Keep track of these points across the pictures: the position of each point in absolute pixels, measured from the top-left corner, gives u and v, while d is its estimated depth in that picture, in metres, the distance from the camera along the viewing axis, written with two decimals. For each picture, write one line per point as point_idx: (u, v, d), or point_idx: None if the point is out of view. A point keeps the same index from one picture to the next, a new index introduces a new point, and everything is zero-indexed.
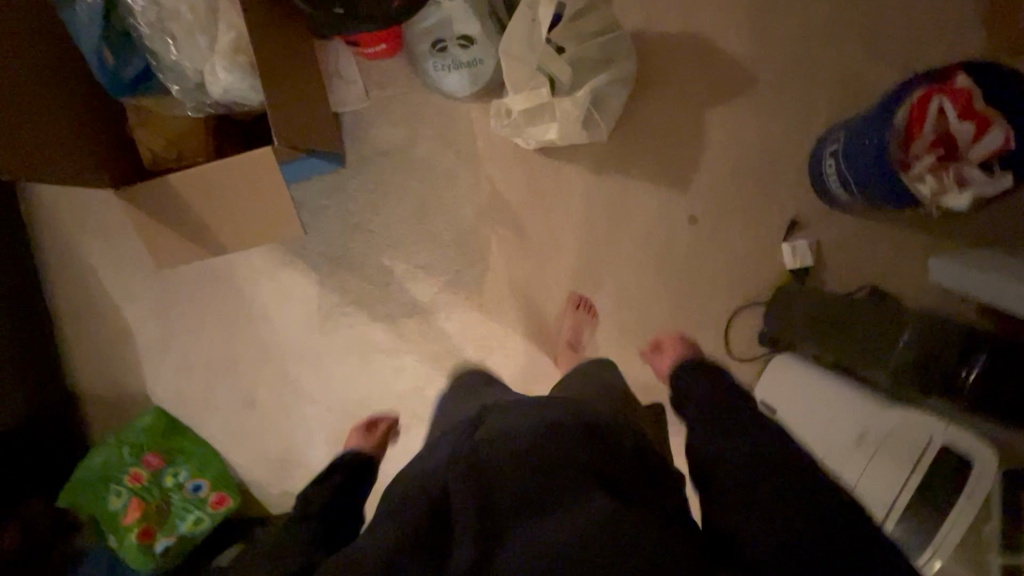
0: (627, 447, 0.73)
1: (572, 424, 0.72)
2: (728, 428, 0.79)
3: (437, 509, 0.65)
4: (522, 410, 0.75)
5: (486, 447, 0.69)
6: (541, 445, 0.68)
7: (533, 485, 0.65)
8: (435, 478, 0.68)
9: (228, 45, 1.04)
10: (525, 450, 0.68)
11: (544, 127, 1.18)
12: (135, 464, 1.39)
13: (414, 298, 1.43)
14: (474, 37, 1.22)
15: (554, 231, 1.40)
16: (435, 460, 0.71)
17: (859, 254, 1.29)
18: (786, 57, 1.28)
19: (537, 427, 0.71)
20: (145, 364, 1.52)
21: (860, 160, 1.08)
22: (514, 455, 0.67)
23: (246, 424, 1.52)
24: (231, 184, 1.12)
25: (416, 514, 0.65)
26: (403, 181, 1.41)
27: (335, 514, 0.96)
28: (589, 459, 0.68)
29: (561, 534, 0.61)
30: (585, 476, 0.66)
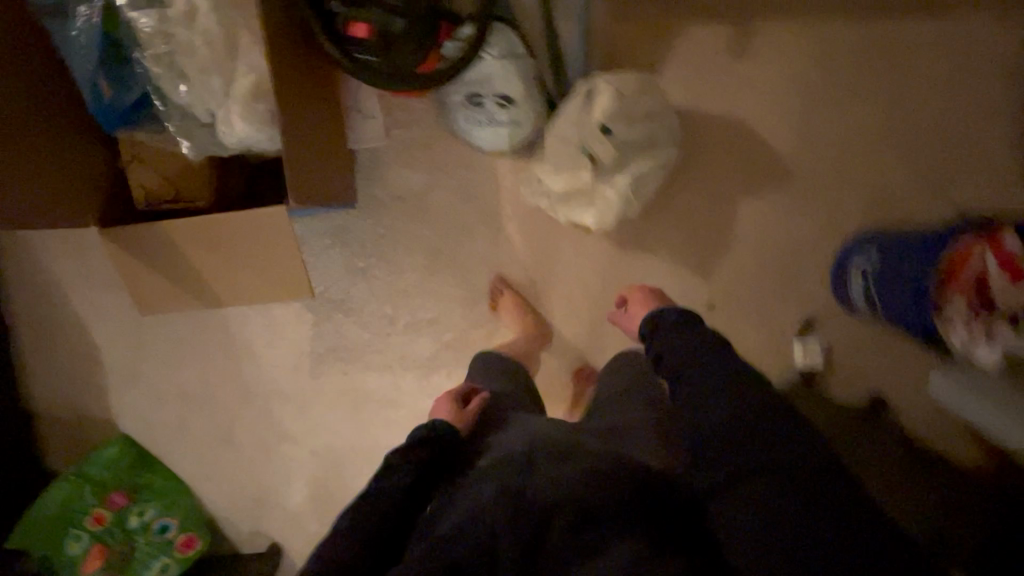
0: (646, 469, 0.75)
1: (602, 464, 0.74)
2: (719, 404, 0.69)
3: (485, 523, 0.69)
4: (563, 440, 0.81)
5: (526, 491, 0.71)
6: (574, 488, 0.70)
7: (568, 512, 0.69)
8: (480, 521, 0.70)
9: (246, 89, 0.93)
10: (573, 494, 0.70)
11: (582, 209, 1.12)
12: (96, 505, 1.29)
13: (415, 351, 1.37)
14: (515, 99, 1.12)
15: (568, 300, 1.35)
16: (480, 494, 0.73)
17: (869, 362, 1.29)
18: (827, 154, 1.24)
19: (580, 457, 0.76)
20: (113, 387, 1.41)
21: (891, 286, 1.09)
22: (553, 496, 0.70)
23: (220, 459, 1.44)
24: (234, 241, 1.02)
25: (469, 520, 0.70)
26: (415, 230, 1.32)
27: (414, 503, 0.78)
28: (628, 493, 0.70)
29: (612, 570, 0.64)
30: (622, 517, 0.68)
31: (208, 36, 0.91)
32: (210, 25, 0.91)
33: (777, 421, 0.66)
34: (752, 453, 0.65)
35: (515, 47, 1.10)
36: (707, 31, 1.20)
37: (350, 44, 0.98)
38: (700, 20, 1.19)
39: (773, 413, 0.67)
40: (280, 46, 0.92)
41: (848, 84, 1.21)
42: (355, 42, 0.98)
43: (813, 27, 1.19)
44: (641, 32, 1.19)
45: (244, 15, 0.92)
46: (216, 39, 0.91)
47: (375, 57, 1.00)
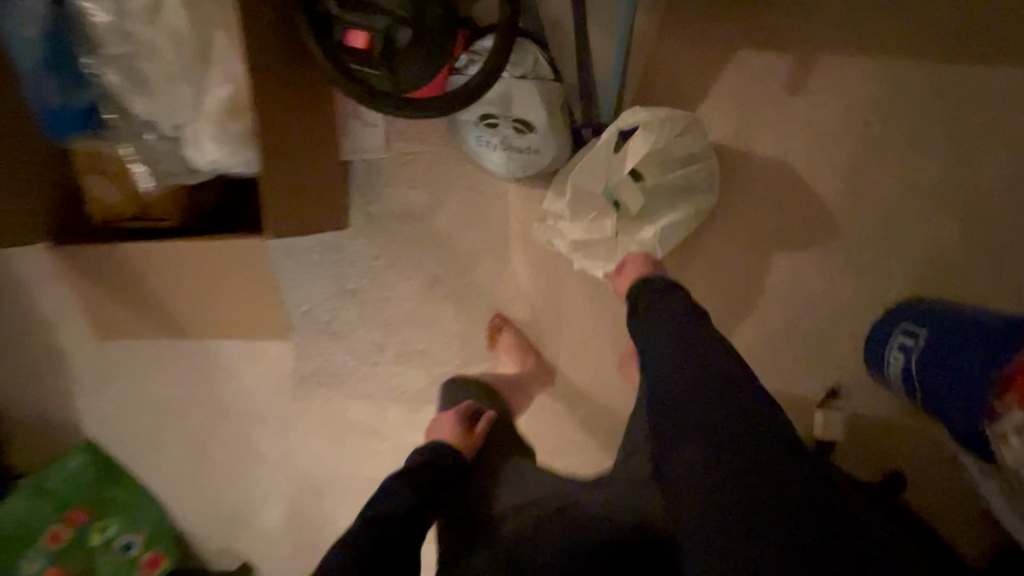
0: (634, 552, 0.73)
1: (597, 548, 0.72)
2: (690, 373, 0.69)
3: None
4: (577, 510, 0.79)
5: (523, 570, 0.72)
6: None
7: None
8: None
9: (220, 104, 0.79)
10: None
11: (597, 258, 0.99)
12: (57, 521, 1.21)
13: (404, 383, 1.26)
14: (534, 125, 0.98)
15: (575, 345, 1.22)
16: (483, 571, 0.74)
17: (896, 442, 1.18)
18: (882, 211, 1.10)
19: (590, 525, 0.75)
20: (78, 392, 1.31)
21: (942, 378, 0.95)
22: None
23: (191, 474, 1.35)
24: (209, 270, 0.90)
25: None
26: (413, 254, 1.19)
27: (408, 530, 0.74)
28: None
29: None
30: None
31: (178, 37, 0.76)
32: (180, 24, 0.76)
33: (743, 392, 0.66)
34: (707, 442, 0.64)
35: (540, 65, 0.95)
36: (763, 59, 1.04)
37: (347, 56, 0.83)
38: (757, 46, 1.03)
39: (739, 384, 0.67)
40: (263, 56, 0.78)
41: (917, 134, 1.06)
42: (353, 54, 0.83)
43: (885, 63, 1.03)
44: (687, 55, 1.03)
45: (220, 13, 0.77)
46: (186, 42, 0.77)
47: (376, 71, 0.84)
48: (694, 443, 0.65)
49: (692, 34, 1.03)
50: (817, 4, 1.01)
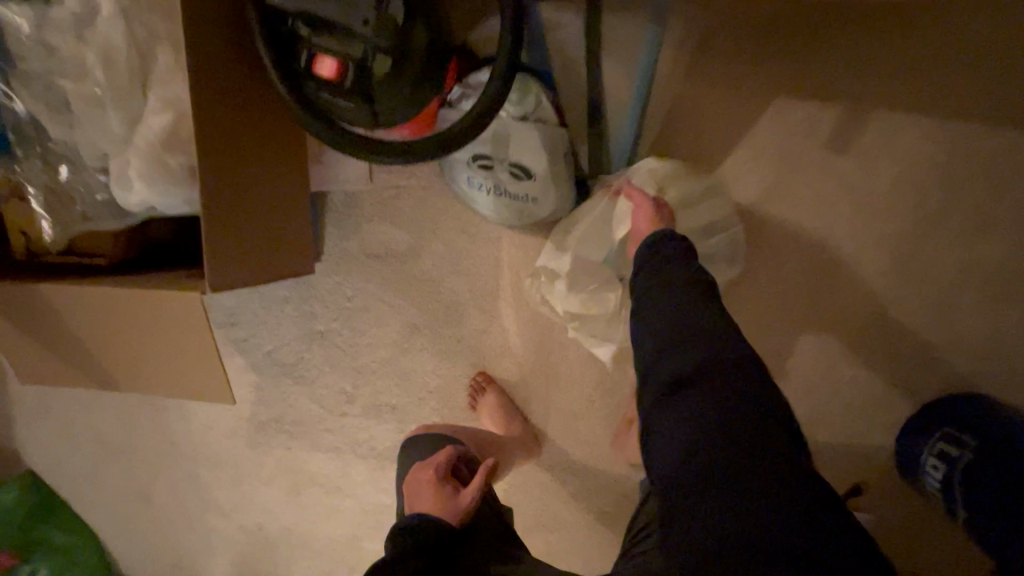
0: None
1: None
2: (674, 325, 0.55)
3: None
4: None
5: None
6: None
7: None
8: None
9: (155, 133, 0.66)
10: None
11: (596, 331, 0.89)
12: None
13: (373, 437, 1.13)
14: (534, 170, 0.84)
15: (567, 412, 1.08)
16: None
17: (929, 554, 1.02)
18: (929, 290, 0.95)
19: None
20: (21, 417, 1.20)
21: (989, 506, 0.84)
22: None
23: (136, 515, 1.23)
24: (143, 323, 0.78)
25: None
26: (391, 297, 1.06)
27: None
28: None
29: None
30: None
31: (109, 52, 0.64)
32: (112, 38, 0.64)
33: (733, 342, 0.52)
34: (715, 416, 0.47)
35: (544, 107, 0.83)
36: (804, 108, 0.89)
37: (313, 83, 0.70)
38: (798, 92, 0.89)
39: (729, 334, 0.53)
40: (208, 77, 0.65)
41: (980, 208, 0.91)
42: (321, 81, 0.70)
43: (951, 125, 0.88)
44: (715, 99, 0.90)
45: (163, 27, 0.64)
46: (119, 58, 0.64)
47: (348, 102, 0.71)
48: (706, 411, 0.48)
49: (725, 78, 0.89)
50: (874, 51, 0.87)
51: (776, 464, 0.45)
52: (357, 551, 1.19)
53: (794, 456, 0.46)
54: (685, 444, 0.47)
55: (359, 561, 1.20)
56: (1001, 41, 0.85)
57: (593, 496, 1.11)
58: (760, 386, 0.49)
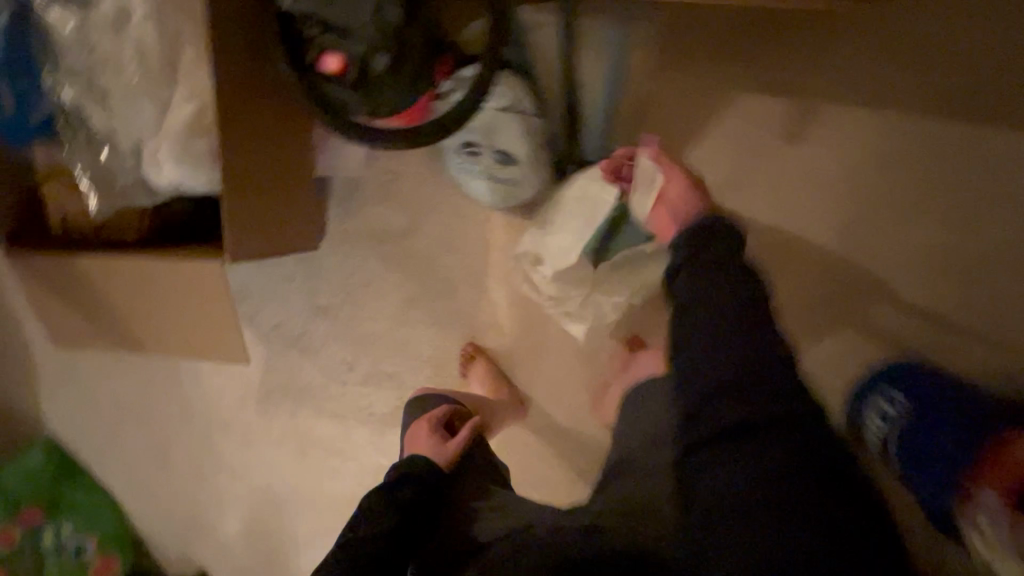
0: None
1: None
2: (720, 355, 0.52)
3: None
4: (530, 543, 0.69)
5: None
6: None
7: None
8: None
9: (182, 121, 0.75)
10: None
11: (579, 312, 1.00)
12: (7, 517, 1.19)
13: (372, 404, 1.23)
14: (516, 156, 0.94)
15: (550, 379, 1.19)
16: None
17: None
18: None
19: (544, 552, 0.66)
20: (45, 387, 1.29)
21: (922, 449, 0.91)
22: None
23: (151, 478, 1.33)
24: (167, 292, 0.87)
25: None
26: (388, 274, 1.16)
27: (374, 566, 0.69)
28: None
29: None
30: None
31: (141, 50, 0.73)
32: (143, 38, 0.73)
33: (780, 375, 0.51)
34: (762, 451, 0.48)
35: (524, 99, 0.92)
36: (762, 102, 0.99)
37: (320, 77, 0.79)
38: (756, 87, 0.98)
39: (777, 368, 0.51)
40: (228, 72, 0.74)
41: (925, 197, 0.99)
42: (327, 76, 0.79)
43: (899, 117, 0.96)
44: (682, 93, 0.99)
45: (189, 28, 0.74)
46: (150, 55, 0.73)
47: (351, 95, 0.81)
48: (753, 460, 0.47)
49: (691, 73, 0.98)
50: (824, 50, 0.96)
51: (824, 495, 0.46)
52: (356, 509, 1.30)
53: (840, 495, 0.46)
54: (737, 480, 0.47)
55: None
56: (944, 39, 0.93)
57: (573, 456, 1.22)
58: (802, 415, 0.49)
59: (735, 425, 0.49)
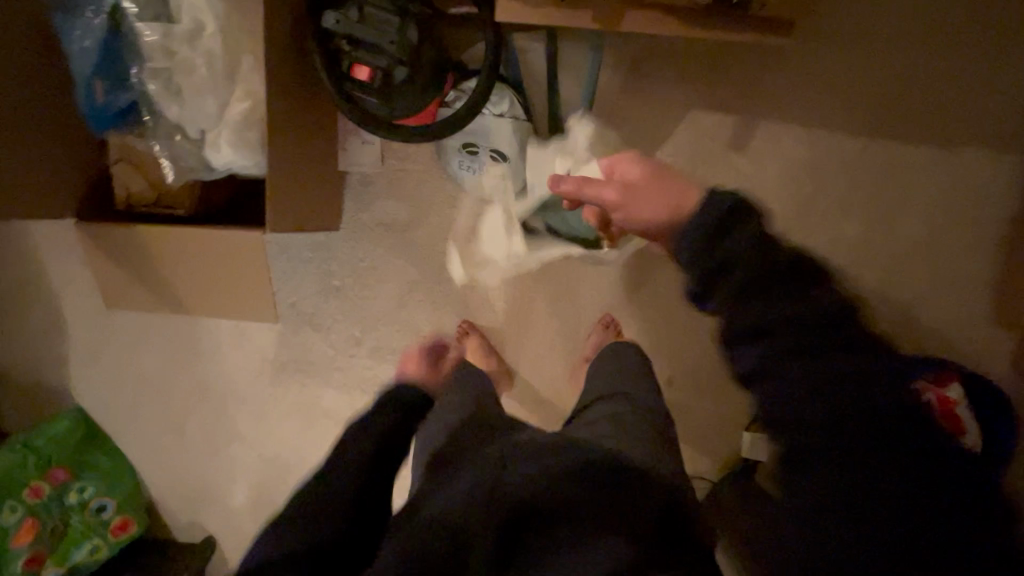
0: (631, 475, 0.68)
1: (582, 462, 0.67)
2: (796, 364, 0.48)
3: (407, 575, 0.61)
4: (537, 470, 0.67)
5: (507, 474, 0.66)
6: (555, 483, 0.64)
7: (538, 509, 0.63)
8: (448, 509, 0.65)
9: (239, 114, 0.94)
10: (540, 482, 0.65)
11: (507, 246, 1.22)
12: (37, 477, 1.28)
13: (376, 376, 1.38)
14: (508, 154, 1.14)
15: (534, 353, 1.35)
16: (466, 489, 0.66)
17: None
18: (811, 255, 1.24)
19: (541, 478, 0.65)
20: (75, 360, 1.42)
21: None
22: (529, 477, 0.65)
23: (168, 447, 1.45)
24: (212, 258, 1.04)
25: (399, 565, 0.62)
26: (395, 259, 1.33)
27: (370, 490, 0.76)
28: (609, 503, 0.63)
29: None
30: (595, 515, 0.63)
31: (210, 58, 0.91)
32: (211, 49, 0.91)
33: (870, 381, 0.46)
34: (906, 486, 0.42)
35: (517, 107, 1.12)
36: (712, 116, 1.20)
37: (350, 83, 0.99)
38: (707, 104, 1.19)
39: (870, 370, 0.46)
40: (279, 75, 0.93)
41: (846, 195, 1.21)
42: (357, 82, 0.99)
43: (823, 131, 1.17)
44: (647, 107, 1.19)
45: (247, 41, 0.92)
46: (217, 62, 0.92)
47: (375, 99, 1.00)
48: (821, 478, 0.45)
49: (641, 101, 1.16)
50: (763, 75, 1.17)
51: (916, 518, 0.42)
52: None
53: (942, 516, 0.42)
54: (812, 495, 0.45)
55: None
56: (852, 70, 1.17)
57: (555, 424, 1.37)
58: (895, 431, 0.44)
59: (865, 465, 0.44)
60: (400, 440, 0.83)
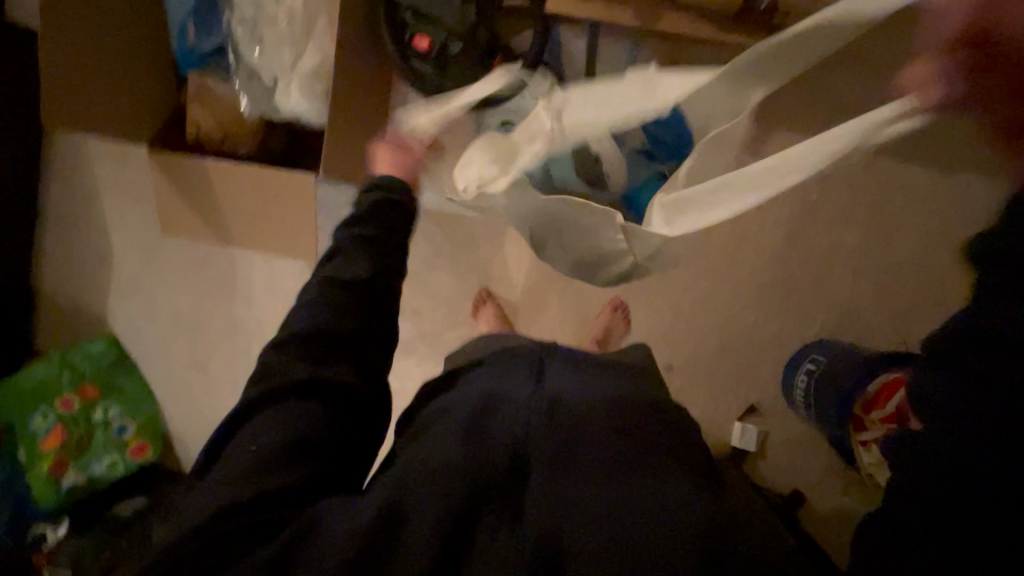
0: (666, 427, 0.72)
1: (620, 404, 0.72)
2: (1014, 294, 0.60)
3: (470, 473, 0.61)
4: (588, 396, 0.71)
5: (561, 401, 0.69)
6: (599, 416, 0.68)
7: (597, 431, 0.66)
8: (508, 421, 0.66)
9: (309, 67, 1.05)
10: (591, 414, 0.68)
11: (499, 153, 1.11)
12: (69, 391, 1.39)
13: None
14: None
15: (544, 325, 1.44)
16: (520, 402, 0.69)
17: (790, 467, 1.35)
18: (814, 260, 1.31)
19: (596, 405, 0.70)
20: (112, 289, 1.50)
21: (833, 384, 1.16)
22: (585, 405, 0.69)
23: (187, 383, 1.51)
24: (263, 197, 1.14)
25: (457, 471, 0.60)
26: (425, 224, 1.42)
27: (337, 436, 0.67)
28: (654, 441, 0.68)
29: (628, 507, 0.60)
30: (639, 449, 0.66)
31: (291, 15, 1.03)
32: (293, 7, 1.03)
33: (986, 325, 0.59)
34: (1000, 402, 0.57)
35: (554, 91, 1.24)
36: None
37: (411, 52, 1.11)
38: None
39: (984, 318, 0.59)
40: (351, 37, 1.04)
41: (849, 208, 1.29)
42: (417, 52, 1.11)
43: None
44: None
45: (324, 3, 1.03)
46: (296, 19, 1.03)
47: (430, 69, 1.12)
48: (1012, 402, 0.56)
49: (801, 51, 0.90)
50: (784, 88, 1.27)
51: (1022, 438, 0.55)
52: None
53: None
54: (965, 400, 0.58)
55: None
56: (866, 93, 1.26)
57: None
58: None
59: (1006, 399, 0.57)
60: (372, 338, 0.74)
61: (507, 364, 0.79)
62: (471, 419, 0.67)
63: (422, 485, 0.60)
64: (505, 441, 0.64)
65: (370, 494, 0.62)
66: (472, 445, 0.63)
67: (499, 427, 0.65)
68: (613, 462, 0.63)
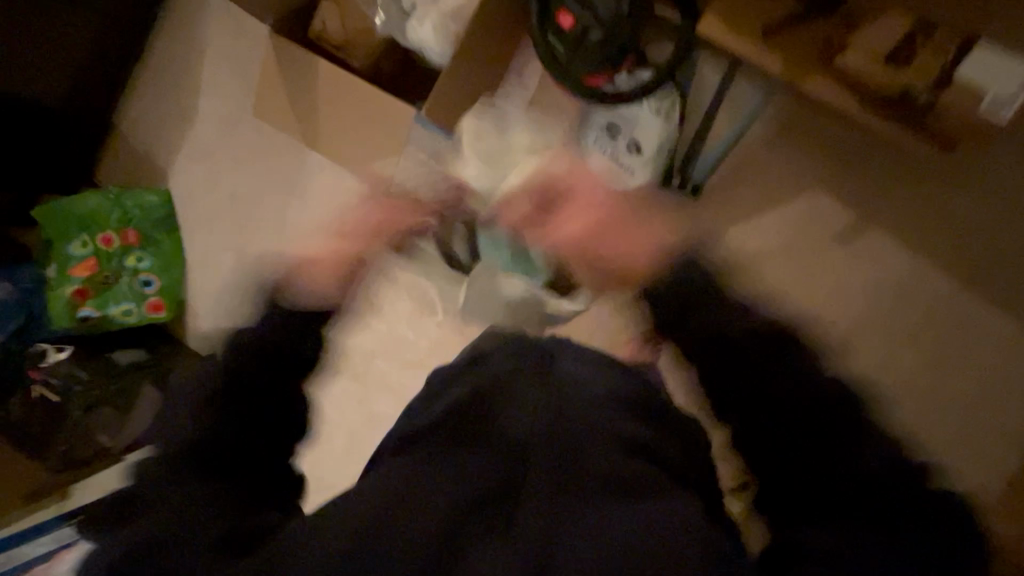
0: (604, 429, 0.68)
1: (546, 416, 0.67)
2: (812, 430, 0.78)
3: (382, 533, 0.57)
4: (510, 418, 0.67)
5: (477, 425, 0.67)
6: (515, 442, 0.65)
7: (514, 462, 0.63)
8: (421, 457, 0.65)
9: (452, 7, 1.06)
10: (508, 442, 0.65)
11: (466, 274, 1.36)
12: (112, 230, 1.43)
13: (427, 287, 1.44)
14: (646, 150, 1.20)
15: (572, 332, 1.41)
16: (433, 438, 0.67)
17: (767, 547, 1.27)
18: (861, 364, 1.26)
19: (514, 433, 0.66)
20: (178, 148, 1.52)
21: None
22: (502, 430, 0.66)
23: (216, 260, 1.50)
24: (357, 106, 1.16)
25: (369, 515, 0.59)
26: None
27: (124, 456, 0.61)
28: (586, 463, 0.64)
29: (580, 541, 0.57)
30: (563, 472, 0.62)
31: None
32: None
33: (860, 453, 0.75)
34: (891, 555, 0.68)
35: (673, 113, 1.19)
36: (830, 206, 1.23)
37: (552, 26, 1.09)
38: (833, 193, 1.22)
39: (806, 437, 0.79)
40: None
41: (919, 326, 1.22)
42: (557, 28, 1.09)
43: (940, 273, 1.20)
44: (778, 168, 1.24)
45: None
46: None
47: (563, 47, 1.10)
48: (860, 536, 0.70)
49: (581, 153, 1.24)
50: (904, 191, 1.20)
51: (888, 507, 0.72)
52: (368, 364, 1.48)
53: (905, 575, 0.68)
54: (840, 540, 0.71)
55: (366, 371, 1.48)
56: (991, 224, 1.16)
57: None
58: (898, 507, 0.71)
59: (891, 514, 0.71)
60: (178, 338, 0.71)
61: (438, 393, 0.76)
62: (456, 434, 0.66)
63: (402, 477, 0.62)
64: (414, 491, 0.61)
65: (368, 484, 0.63)
66: (433, 468, 0.63)
67: (402, 483, 0.62)
68: (548, 502, 0.60)
